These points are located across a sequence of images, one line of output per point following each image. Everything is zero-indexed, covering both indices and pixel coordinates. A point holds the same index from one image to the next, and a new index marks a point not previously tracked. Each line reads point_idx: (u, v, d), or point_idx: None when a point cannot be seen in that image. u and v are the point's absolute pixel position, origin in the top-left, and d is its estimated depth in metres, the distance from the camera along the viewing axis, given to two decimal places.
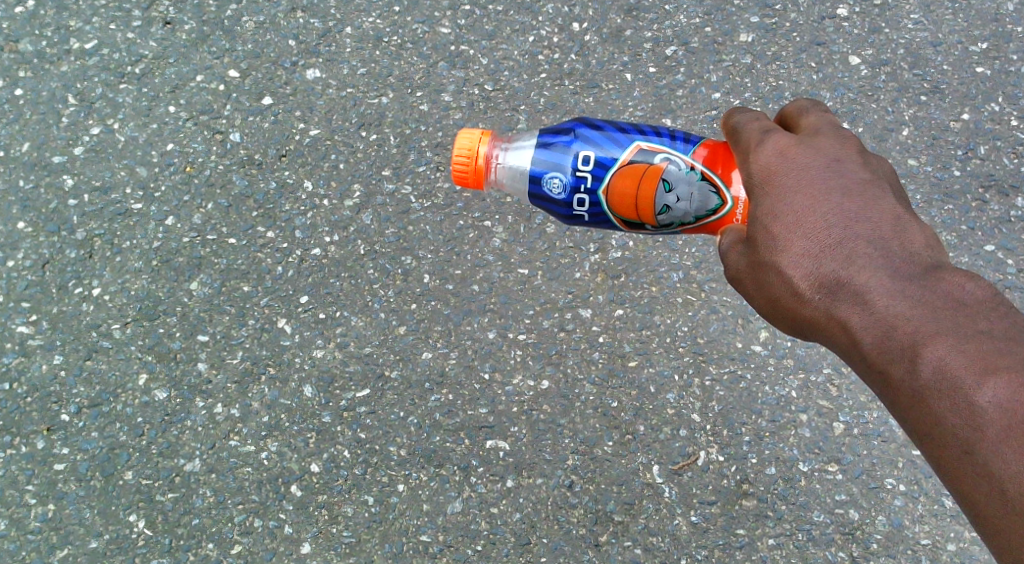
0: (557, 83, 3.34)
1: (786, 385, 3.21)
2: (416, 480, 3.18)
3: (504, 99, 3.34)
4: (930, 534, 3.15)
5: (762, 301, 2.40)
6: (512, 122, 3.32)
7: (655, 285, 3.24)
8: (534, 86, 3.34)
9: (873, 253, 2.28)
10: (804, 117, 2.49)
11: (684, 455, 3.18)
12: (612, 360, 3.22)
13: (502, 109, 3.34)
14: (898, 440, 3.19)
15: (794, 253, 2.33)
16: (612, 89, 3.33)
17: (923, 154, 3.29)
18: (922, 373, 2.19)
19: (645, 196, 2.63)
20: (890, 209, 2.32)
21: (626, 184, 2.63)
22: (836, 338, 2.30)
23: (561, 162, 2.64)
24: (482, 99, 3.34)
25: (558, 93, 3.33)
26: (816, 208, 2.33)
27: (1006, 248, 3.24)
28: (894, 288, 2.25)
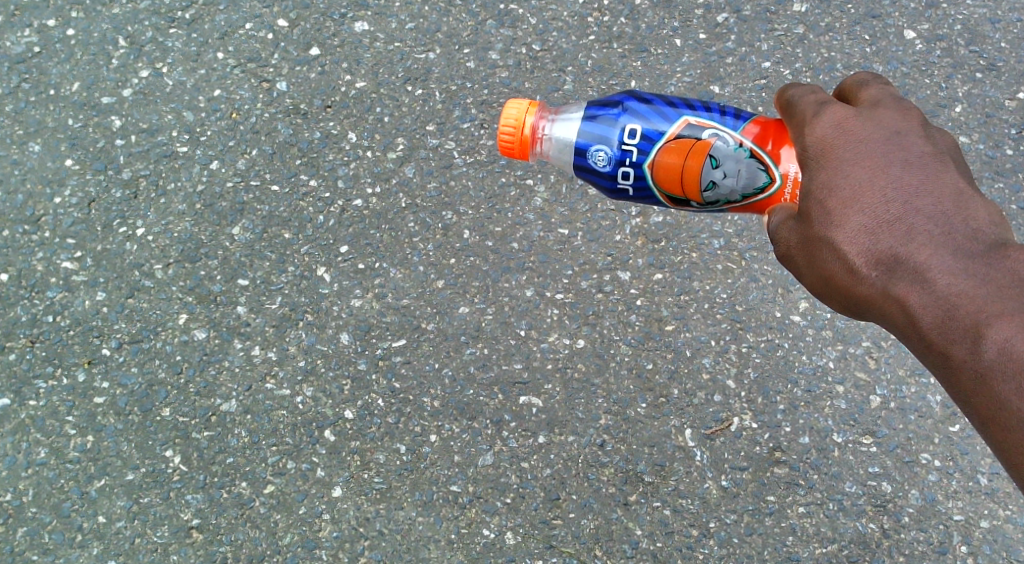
0: (605, 46, 3.32)
1: (823, 355, 3.20)
2: (448, 432, 3.21)
3: (552, 59, 3.32)
4: (964, 510, 3.14)
5: (813, 279, 2.37)
6: (558, 83, 3.31)
7: (696, 252, 3.23)
8: (582, 48, 3.32)
9: (934, 230, 2.26)
10: (863, 89, 2.46)
11: (718, 420, 3.19)
12: (649, 323, 3.22)
13: (549, 70, 3.32)
14: (935, 416, 3.18)
15: (850, 229, 2.30)
16: (660, 54, 3.31)
17: (975, 131, 3.24)
18: (986, 355, 2.18)
19: (690, 169, 2.62)
20: (953, 184, 2.30)
21: (673, 157, 2.62)
22: (892, 317, 2.28)
23: (606, 134, 2.64)
24: (530, 59, 3.33)
25: (606, 56, 3.31)
26: (874, 182, 2.31)
27: None
28: (956, 266, 2.23)
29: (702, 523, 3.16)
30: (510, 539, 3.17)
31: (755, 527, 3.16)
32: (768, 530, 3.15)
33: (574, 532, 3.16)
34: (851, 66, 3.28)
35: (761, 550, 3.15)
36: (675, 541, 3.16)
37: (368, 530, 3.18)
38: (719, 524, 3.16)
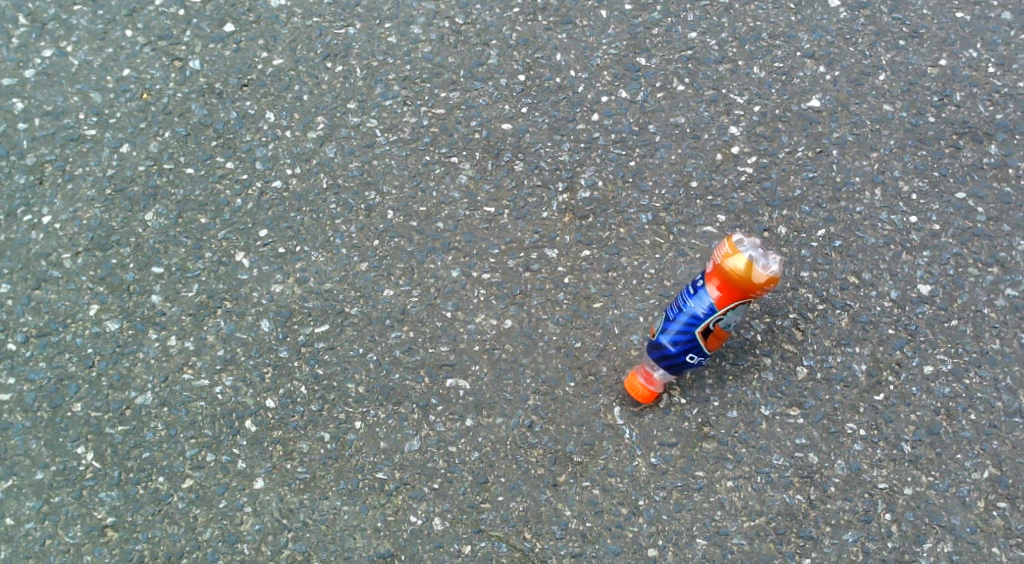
0: (530, 18, 3.40)
1: (750, 328, 3.14)
2: (374, 418, 3.10)
3: (475, 33, 3.39)
4: (888, 478, 3.03)
5: None
6: (483, 57, 3.37)
7: (624, 227, 3.21)
8: (507, 21, 3.40)
9: None
10: None
11: (646, 398, 3.11)
12: (577, 301, 3.17)
13: (473, 44, 3.38)
14: (860, 385, 3.10)
15: None
16: (586, 26, 3.39)
17: (898, 100, 3.30)
18: None
19: (725, 282, 2.94)
20: None
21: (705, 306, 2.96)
22: None
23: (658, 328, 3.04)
24: (453, 32, 3.40)
25: (531, 29, 3.39)
26: None
27: (977, 196, 3.22)
28: None
29: (632, 502, 3.04)
30: (437, 525, 3.03)
31: (684, 503, 3.03)
32: (696, 505, 3.03)
33: (501, 515, 3.03)
34: (776, 35, 3.37)
35: (690, 526, 3.02)
36: (605, 521, 3.03)
37: (292, 522, 3.03)
38: (648, 502, 3.04)
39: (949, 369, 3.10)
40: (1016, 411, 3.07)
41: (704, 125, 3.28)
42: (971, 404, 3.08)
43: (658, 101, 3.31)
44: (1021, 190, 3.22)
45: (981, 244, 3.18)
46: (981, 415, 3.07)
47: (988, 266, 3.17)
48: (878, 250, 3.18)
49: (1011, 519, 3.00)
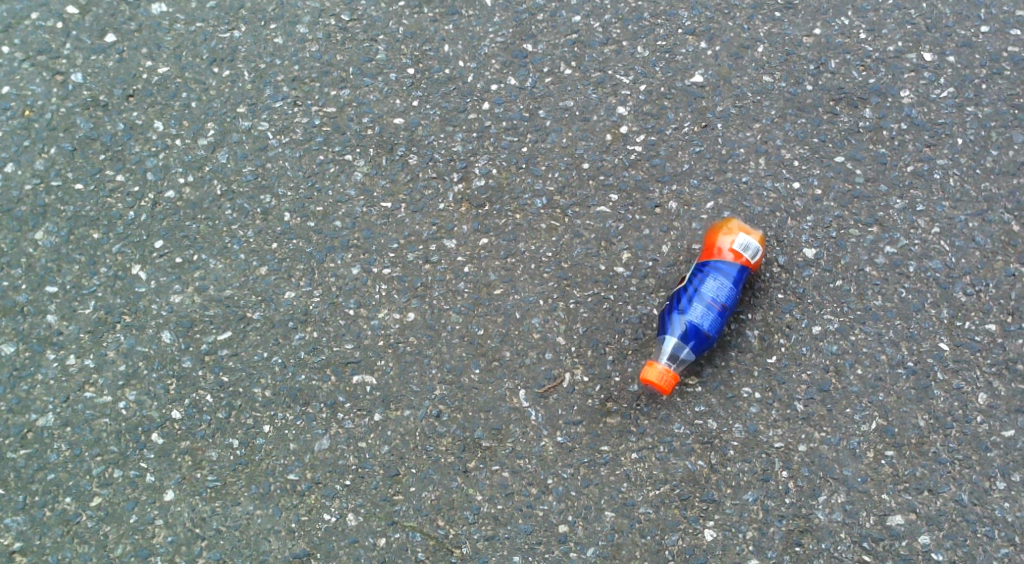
0: (415, 12, 3.39)
1: (647, 303, 3.19)
2: (282, 420, 3.14)
3: (362, 29, 3.38)
4: (784, 437, 3.11)
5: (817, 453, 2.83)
6: (371, 52, 3.36)
7: (520, 213, 3.25)
8: (392, 15, 3.39)
9: None
10: None
11: (550, 378, 3.16)
12: (477, 289, 3.21)
13: (360, 40, 3.37)
14: (754, 350, 3.15)
15: None
16: (471, 15, 3.38)
17: (777, 70, 3.32)
18: None
19: (729, 248, 3.13)
20: None
21: (713, 270, 3.11)
22: None
23: (669, 320, 3.11)
24: (339, 30, 3.38)
25: (417, 22, 3.38)
26: None
27: (855, 159, 3.26)
28: None
29: (540, 481, 3.11)
30: (351, 520, 3.09)
31: (591, 479, 3.11)
32: (603, 479, 3.10)
33: (415, 505, 3.10)
34: (657, 15, 3.37)
35: (598, 500, 3.09)
36: (515, 502, 3.10)
37: (205, 530, 3.08)
38: (556, 480, 3.11)
39: (836, 328, 3.16)
40: (899, 362, 3.14)
41: (592, 106, 3.31)
42: (858, 359, 3.15)
43: (546, 86, 3.33)
44: (897, 151, 3.26)
45: (861, 206, 3.23)
46: (868, 369, 3.14)
47: (869, 226, 3.22)
48: (764, 218, 3.23)
49: (900, 466, 3.09)
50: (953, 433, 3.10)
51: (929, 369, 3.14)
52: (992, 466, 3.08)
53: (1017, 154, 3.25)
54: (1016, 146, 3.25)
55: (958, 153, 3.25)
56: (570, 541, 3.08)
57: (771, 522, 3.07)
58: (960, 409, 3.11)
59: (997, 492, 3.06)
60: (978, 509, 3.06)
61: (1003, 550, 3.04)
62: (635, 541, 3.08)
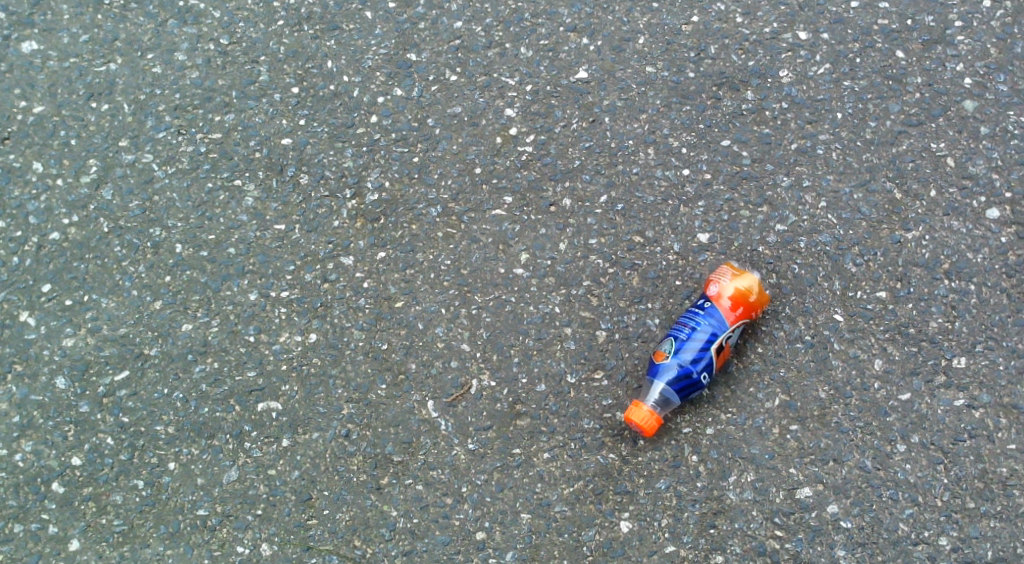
0: (296, 30, 3.38)
1: (548, 302, 3.18)
2: (187, 456, 3.11)
3: (242, 52, 3.37)
4: (690, 422, 3.09)
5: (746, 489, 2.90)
6: (253, 74, 3.35)
7: (415, 224, 3.24)
8: (272, 35, 3.38)
9: None
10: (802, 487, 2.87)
11: (457, 386, 3.15)
12: (378, 303, 3.20)
13: (241, 63, 3.36)
14: (656, 339, 3.15)
15: None
16: (352, 29, 3.38)
17: (659, 60, 3.31)
18: None
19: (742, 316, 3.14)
20: None
21: (711, 317, 3.07)
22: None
23: (662, 362, 3.06)
24: (219, 54, 3.37)
25: (298, 40, 3.38)
26: None
27: (740, 141, 3.26)
28: None
29: (455, 491, 3.09)
30: (265, 550, 3.07)
31: (505, 483, 3.09)
32: (517, 482, 3.09)
33: (329, 528, 3.08)
34: (538, 14, 3.36)
35: (514, 503, 3.08)
36: (430, 514, 3.08)
37: None
38: (471, 487, 3.09)
39: None
40: (798, 337, 3.13)
41: (480, 111, 3.31)
42: (757, 338, 3.13)
43: (433, 94, 3.32)
44: (780, 131, 3.26)
45: (749, 188, 3.22)
46: (767, 347, 3.13)
47: (759, 206, 3.21)
48: (657, 207, 3.22)
49: (804, 439, 3.08)
50: (852, 401, 3.09)
51: (826, 341, 3.13)
52: (892, 430, 3.07)
53: (894, 123, 3.25)
54: (893, 116, 3.26)
55: (839, 127, 3.25)
56: (489, 547, 3.06)
57: (685, 507, 3.05)
58: (858, 378, 3.10)
59: (898, 455, 3.06)
60: (881, 473, 3.05)
61: (908, 511, 3.03)
62: (553, 540, 3.06)
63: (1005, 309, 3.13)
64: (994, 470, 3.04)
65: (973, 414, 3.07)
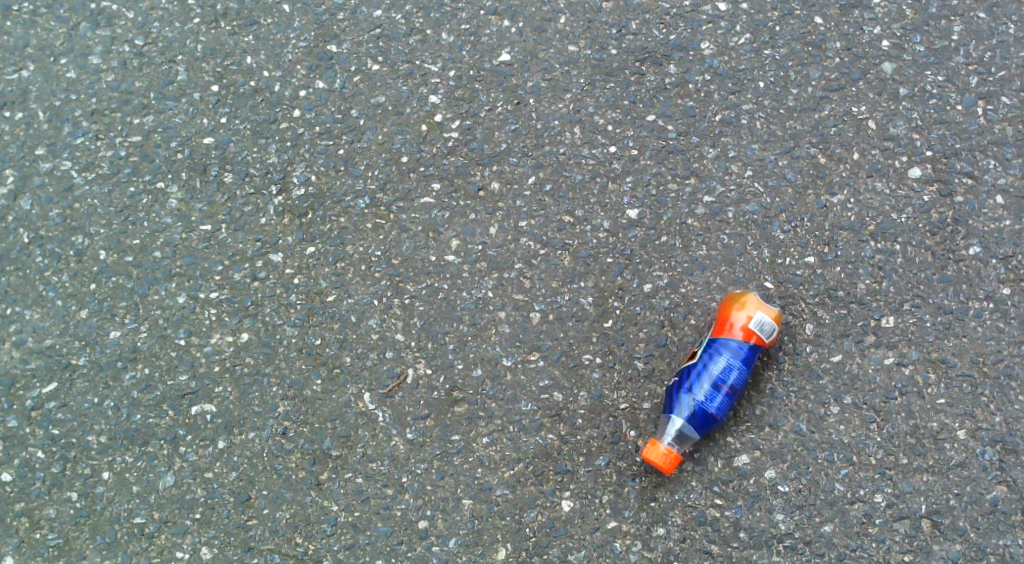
0: (213, 26, 3.31)
1: (481, 287, 3.15)
2: (121, 465, 3.08)
3: (158, 52, 3.31)
4: (628, 398, 3.08)
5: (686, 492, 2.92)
6: (171, 74, 3.29)
7: (344, 216, 3.20)
8: (188, 34, 3.31)
9: None
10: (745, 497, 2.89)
11: (393, 377, 3.11)
12: (309, 299, 3.16)
13: (157, 63, 3.30)
14: (590, 317, 3.12)
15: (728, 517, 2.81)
16: (271, 23, 3.31)
17: (581, 38, 3.27)
18: None
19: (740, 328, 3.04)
20: None
21: (723, 349, 2.99)
22: None
23: (676, 398, 2.99)
24: (135, 55, 3.31)
25: (216, 37, 3.31)
26: None
27: (665, 116, 3.22)
28: None
29: (396, 481, 3.06)
30: (205, 554, 3.04)
31: (445, 471, 3.06)
32: (457, 469, 3.06)
33: (270, 527, 3.05)
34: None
35: (455, 490, 3.05)
36: (372, 507, 3.05)
37: None
38: (411, 477, 3.06)
39: (666, 283, 3.12)
40: None
41: (404, 99, 3.26)
42: (689, 309, 3.11)
43: (356, 85, 3.27)
44: (704, 103, 3.22)
45: (676, 161, 3.19)
46: (700, 319, 3.10)
47: (686, 178, 3.17)
48: (586, 185, 3.19)
49: (739, 407, 3.03)
50: (785, 366, 3.05)
51: None
52: (825, 392, 3.04)
53: (816, 89, 3.21)
54: (814, 82, 3.21)
55: (761, 96, 3.21)
56: (432, 535, 3.04)
57: (625, 482, 3.03)
58: (790, 343, 3.06)
59: (831, 417, 3.02)
60: (816, 436, 3.02)
61: (844, 472, 3.00)
62: (496, 524, 3.04)
63: (930, 267, 3.09)
64: (926, 425, 3.01)
65: (903, 372, 3.04)
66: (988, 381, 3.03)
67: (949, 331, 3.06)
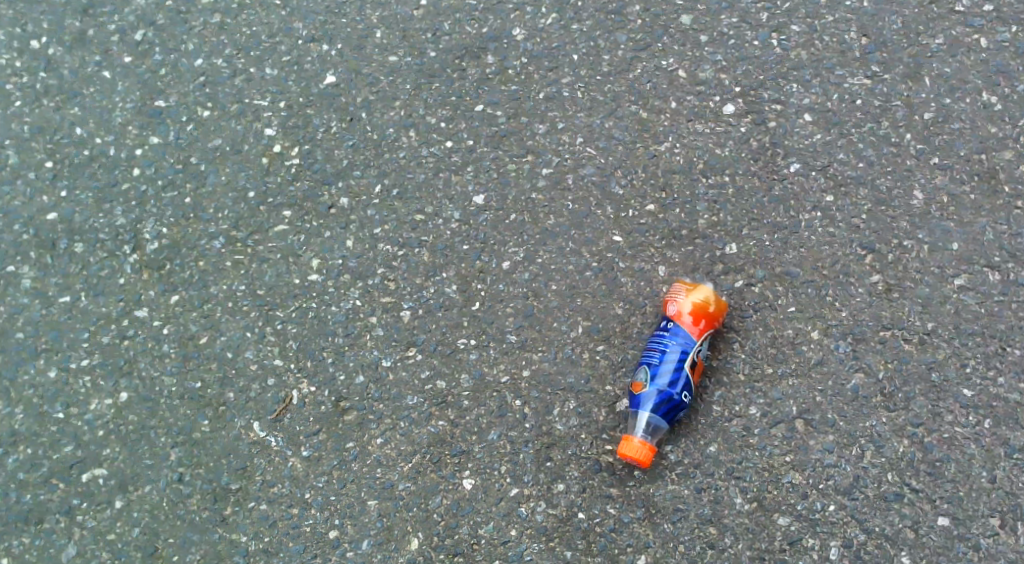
0: (36, 106, 3.49)
1: (349, 298, 3.31)
2: (22, 545, 3.24)
3: None
4: (507, 371, 3.23)
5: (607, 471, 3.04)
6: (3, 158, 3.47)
7: (202, 259, 3.37)
8: (13, 117, 3.49)
9: None
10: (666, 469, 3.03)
11: (278, 401, 3.27)
12: (183, 345, 3.32)
13: None
14: (458, 303, 3.28)
15: None
16: (94, 92, 3.50)
17: (399, 48, 3.43)
18: None
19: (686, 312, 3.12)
20: None
21: (676, 336, 3.07)
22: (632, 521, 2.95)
23: (640, 392, 3.07)
24: None
25: (42, 115, 3.49)
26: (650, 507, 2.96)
27: (491, 104, 3.36)
28: None
29: (299, 499, 3.22)
30: None
31: (345, 478, 3.22)
32: (357, 474, 3.22)
33: None
34: (274, 34, 3.49)
35: (358, 494, 3.21)
36: (280, 529, 3.21)
37: None
38: (314, 491, 3.22)
39: (523, 257, 3.27)
40: (586, 266, 3.24)
41: (240, 138, 3.44)
42: (550, 276, 3.25)
43: (190, 133, 3.45)
44: (525, 84, 3.35)
45: (511, 143, 3.33)
46: (561, 282, 3.24)
47: (523, 156, 3.31)
48: (430, 182, 3.35)
49: (612, 355, 3.20)
50: (648, 310, 3.20)
51: (611, 263, 3.23)
52: None
53: (625, 52, 3.33)
54: (623, 45, 3.34)
55: (577, 68, 3.34)
56: (344, 542, 3.19)
57: (519, 450, 3.19)
58: (647, 287, 3.21)
59: None
60: None
61: (717, 394, 3.10)
62: (404, 517, 3.20)
63: (759, 191, 3.20)
64: (782, 334, 3.11)
65: (753, 291, 3.14)
66: (830, 282, 3.13)
67: (788, 245, 3.16)
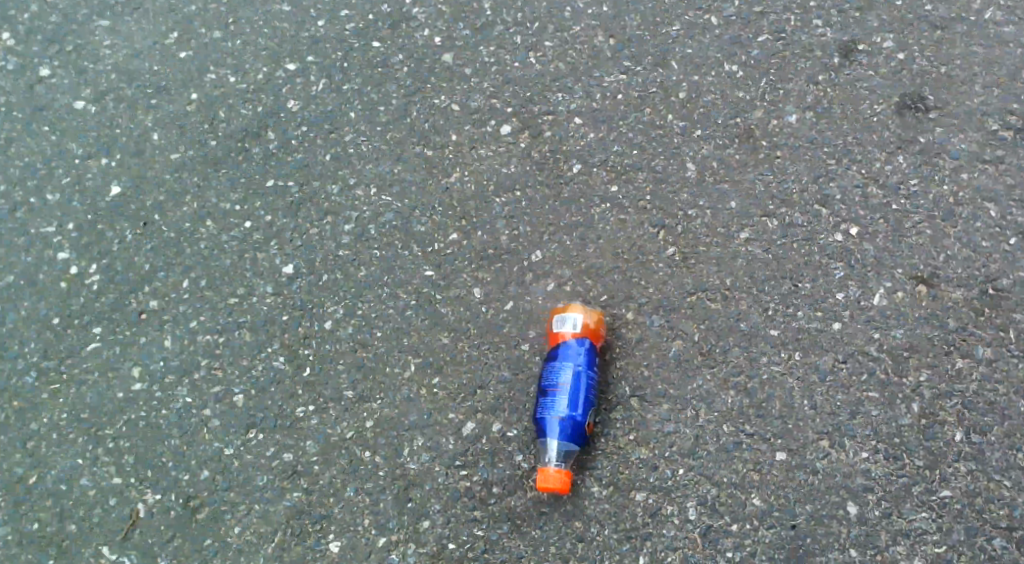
0: None
1: (178, 397, 3.36)
2: None
3: None
4: (350, 426, 3.32)
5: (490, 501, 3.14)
6: None
7: (15, 399, 3.39)
8: None
9: None
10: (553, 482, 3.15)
11: (125, 519, 3.29)
12: (11, 492, 3.33)
13: None
14: (288, 374, 3.36)
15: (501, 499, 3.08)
16: None
17: (179, 144, 3.56)
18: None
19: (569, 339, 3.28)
20: None
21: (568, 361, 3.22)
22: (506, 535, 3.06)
23: (544, 422, 3.20)
24: None
25: None
26: None
27: (281, 176, 3.51)
28: None
29: None
30: None
31: None
32: None
33: None
34: (49, 160, 3.58)
35: None
36: None
37: None
38: None
39: (343, 314, 3.40)
40: (405, 306, 3.39)
41: (33, 270, 3.49)
42: (372, 325, 3.38)
43: None
44: (311, 151, 3.53)
45: (308, 208, 3.48)
46: (385, 328, 3.38)
47: (324, 219, 3.47)
48: (236, 265, 3.45)
49: (449, 384, 3.33)
50: (472, 332, 3.36)
51: (428, 298, 3.39)
52: (512, 337, 3.35)
53: (399, 99, 3.56)
54: (395, 94, 3.56)
55: (357, 124, 3.55)
56: None
57: (378, 499, 3.27)
58: (467, 312, 3.37)
59: (526, 354, 3.33)
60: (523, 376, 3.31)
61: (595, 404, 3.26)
62: None
63: (549, 198, 3.44)
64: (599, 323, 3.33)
65: (565, 290, 3.37)
66: (631, 264, 3.37)
67: (586, 240, 3.40)
